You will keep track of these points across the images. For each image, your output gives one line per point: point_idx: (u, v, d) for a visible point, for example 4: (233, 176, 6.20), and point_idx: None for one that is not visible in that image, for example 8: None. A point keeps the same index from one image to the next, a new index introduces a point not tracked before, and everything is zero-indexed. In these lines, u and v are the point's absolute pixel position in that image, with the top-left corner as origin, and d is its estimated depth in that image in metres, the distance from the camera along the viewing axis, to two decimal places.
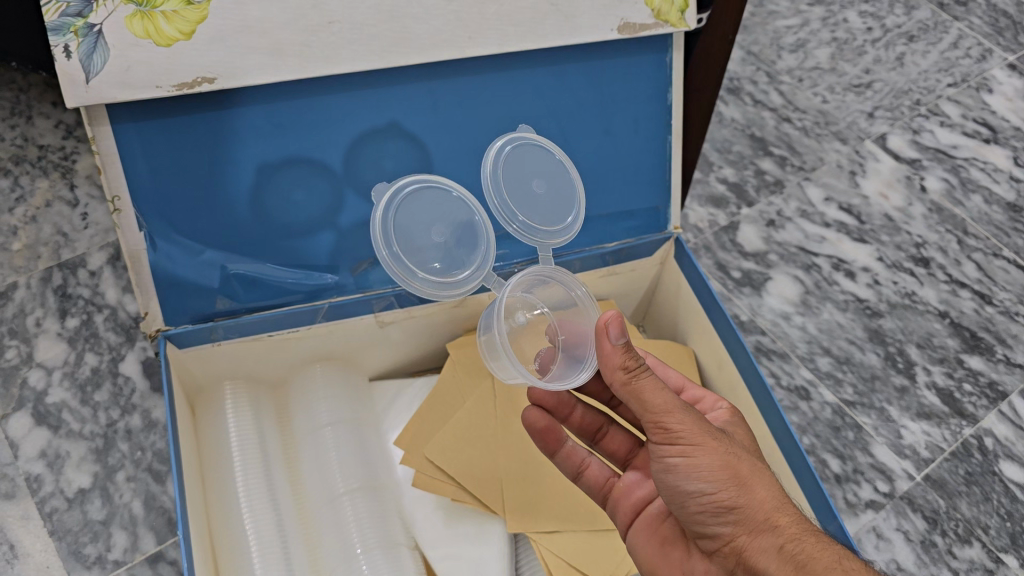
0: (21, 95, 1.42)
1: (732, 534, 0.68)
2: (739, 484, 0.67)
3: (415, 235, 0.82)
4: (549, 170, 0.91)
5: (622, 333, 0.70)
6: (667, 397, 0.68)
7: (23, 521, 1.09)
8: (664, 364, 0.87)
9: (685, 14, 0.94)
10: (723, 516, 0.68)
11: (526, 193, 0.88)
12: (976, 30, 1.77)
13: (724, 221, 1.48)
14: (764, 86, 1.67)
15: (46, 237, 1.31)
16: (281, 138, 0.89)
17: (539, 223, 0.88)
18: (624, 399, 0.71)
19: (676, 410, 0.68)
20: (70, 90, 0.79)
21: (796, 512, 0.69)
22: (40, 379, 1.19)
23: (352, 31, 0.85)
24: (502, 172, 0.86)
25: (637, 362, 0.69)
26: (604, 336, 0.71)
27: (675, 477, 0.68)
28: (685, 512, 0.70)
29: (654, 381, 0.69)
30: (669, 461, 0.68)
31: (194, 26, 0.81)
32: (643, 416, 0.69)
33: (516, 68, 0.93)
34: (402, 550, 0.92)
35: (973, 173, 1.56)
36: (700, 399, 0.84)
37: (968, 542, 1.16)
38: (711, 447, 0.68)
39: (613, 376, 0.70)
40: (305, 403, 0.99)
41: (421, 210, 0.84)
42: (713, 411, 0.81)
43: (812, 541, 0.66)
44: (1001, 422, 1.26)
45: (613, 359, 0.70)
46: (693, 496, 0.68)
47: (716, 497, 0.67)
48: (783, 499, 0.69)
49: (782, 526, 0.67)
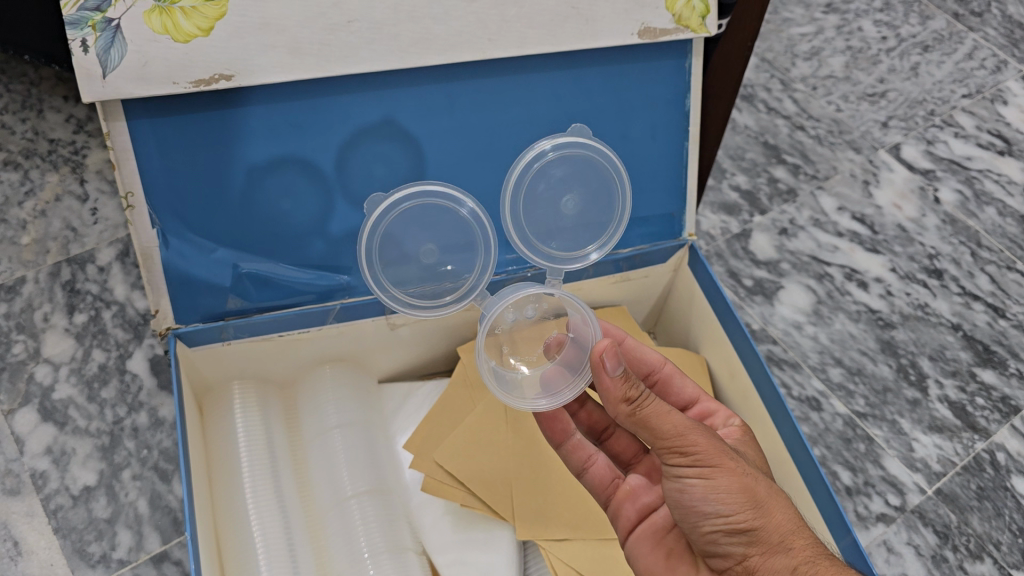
0: (32, 88, 1.41)
1: (744, 554, 0.67)
2: (755, 506, 0.67)
3: (408, 239, 0.86)
4: (580, 235, 0.92)
5: (618, 364, 0.69)
6: (679, 421, 0.68)
7: (27, 518, 1.08)
8: (682, 372, 0.85)
9: (706, 19, 0.93)
10: (737, 537, 0.67)
11: (565, 189, 0.88)
12: (991, 41, 1.76)
13: (736, 229, 1.48)
14: (778, 94, 1.66)
15: (54, 231, 1.30)
16: (296, 137, 0.88)
17: (528, 225, 0.89)
18: (631, 427, 0.70)
19: (689, 433, 0.67)
20: (86, 84, 0.79)
21: (811, 534, 0.68)
22: (47, 374, 1.19)
23: (372, 30, 0.84)
24: (581, 169, 0.88)
25: (638, 393, 0.68)
26: (601, 370, 0.69)
27: (690, 498, 0.67)
28: (696, 532, 0.69)
29: (661, 406, 0.68)
30: (685, 481, 0.67)
31: (212, 22, 0.81)
32: (656, 440, 0.68)
33: (535, 71, 0.92)
34: (409, 555, 0.91)
35: (987, 185, 1.55)
36: (712, 413, 0.83)
37: (980, 558, 1.15)
38: (728, 469, 0.67)
39: (617, 407, 0.69)
40: (314, 405, 0.98)
41: (426, 220, 0.86)
42: (723, 429, 0.80)
43: (828, 564, 0.65)
44: (1013, 437, 1.25)
45: (614, 392, 0.69)
46: (707, 517, 0.67)
47: (731, 519, 0.66)
48: (799, 521, 0.68)
49: (797, 547, 0.66)
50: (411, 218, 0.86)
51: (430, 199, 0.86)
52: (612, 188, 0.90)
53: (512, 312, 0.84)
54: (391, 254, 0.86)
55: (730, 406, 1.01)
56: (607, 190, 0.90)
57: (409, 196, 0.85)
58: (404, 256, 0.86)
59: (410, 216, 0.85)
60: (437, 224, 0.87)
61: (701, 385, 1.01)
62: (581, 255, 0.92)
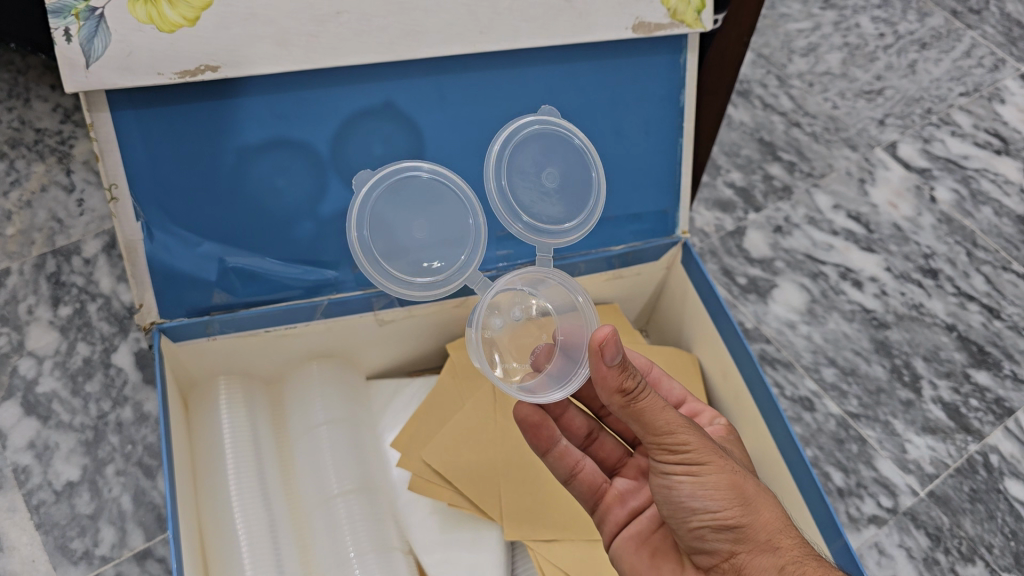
0: (19, 77, 1.39)
1: (731, 551, 0.66)
2: (743, 503, 0.66)
3: (397, 224, 0.79)
4: (579, 221, 0.86)
5: (617, 354, 0.64)
6: (672, 417, 0.66)
7: (8, 514, 1.07)
8: (668, 375, 0.86)
9: (702, 14, 0.91)
10: (724, 534, 0.66)
11: (557, 178, 0.84)
12: (989, 39, 1.75)
13: (731, 226, 1.46)
14: (774, 90, 1.65)
15: (40, 223, 1.28)
16: (284, 130, 0.87)
17: (544, 168, 0.83)
18: (623, 418, 0.67)
19: (680, 430, 0.66)
20: (68, 74, 0.77)
21: (796, 533, 0.67)
22: (31, 368, 1.17)
23: (360, 21, 0.83)
24: (572, 190, 0.85)
25: (635, 384, 0.65)
26: (596, 359, 0.64)
27: (678, 495, 0.67)
28: (683, 527, 0.68)
29: (655, 400, 0.66)
30: (673, 478, 0.67)
31: (198, 12, 0.79)
32: (645, 435, 0.67)
33: (527, 64, 0.91)
34: (395, 554, 0.90)
35: (984, 184, 1.53)
36: (699, 413, 0.84)
37: (971, 560, 1.14)
38: (717, 466, 0.66)
39: (610, 399, 0.66)
40: (302, 401, 0.97)
41: (413, 202, 0.80)
42: (709, 428, 0.81)
43: (815, 564, 0.64)
44: (1007, 439, 1.24)
45: (610, 383, 0.65)
46: (695, 513, 0.66)
47: (719, 515, 0.65)
48: (786, 520, 0.68)
49: (784, 547, 0.65)
50: (534, 142, 0.83)
51: (568, 133, 0.84)
52: (565, 220, 0.85)
53: (499, 316, 0.81)
54: (381, 244, 0.78)
55: (723, 407, 1.00)
56: (564, 210, 0.85)
57: (391, 174, 0.78)
58: (524, 185, 0.82)
59: (405, 190, 0.80)
60: (436, 203, 0.82)
61: (694, 385, 1.00)
62: (564, 237, 0.85)
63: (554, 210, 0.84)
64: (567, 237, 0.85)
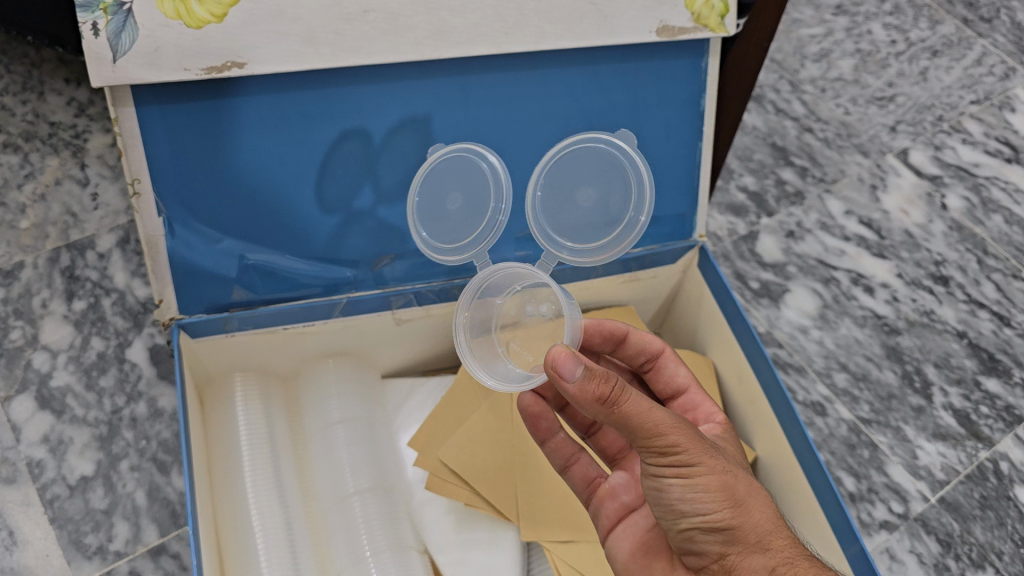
0: (33, 70, 1.38)
1: (721, 552, 0.65)
2: (734, 504, 0.64)
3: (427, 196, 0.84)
4: (640, 202, 0.84)
5: (576, 366, 0.66)
6: (660, 418, 0.64)
7: (23, 508, 1.07)
8: (677, 359, 0.85)
9: (725, 19, 0.92)
10: (715, 536, 0.65)
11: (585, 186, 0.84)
12: (1000, 48, 1.75)
13: (744, 230, 1.47)
14: (787, 95, 1.66)
15: (54, 216, 1.28)
16: (306, 129, 0.87)
17: (579, 191, 0.84)
18: (611, 421, 0.66)
19: (670, 431, 0.64)
20: (96, 69, 0.78)
21: (789, 533, 0.66)
22: (45, 362, 1.17)
23: (387, 21, 0.83)
24: (617, 179, 0.84)
25: (612, 389, 0.64)
26: (561, 374, 0.66)
27: (668, 497, 0.65)
28: (674, 528, 0.67)
29: (640, 401, 0.64)
30: (664, 480, 0.65)
31: (226, 8, 0.79)
32: (634, 436, 0.65)
33: (550, 65, 0.91)
34: (411, 553, 0.90)
35: (994, 192, 1.54)
36: (695, 408, 0.82)
37: (981, 567, 1.15)
38: (708, 467, 0.64)
39: (591, 407, 0.65)
40: (316, 398, 0.97)
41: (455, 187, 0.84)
42: (705, 425, 0.80)
43: (806, 565, 0.63)
44: (1017, 447, 1.25)
45: (587, 392, 0.65)
46: (685, 515, 0.65)
47: (709, 517, 0.64)
48: (779, 520, 0.67)
49: (775, 548, 0.64)
50: (555, 179, 0.84)
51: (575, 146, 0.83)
52: (631, 202, 0.84)
53: (532, 304, 0.84)
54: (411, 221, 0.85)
55: (738, 411, 1.00)
56: (624, 196, 0.84)
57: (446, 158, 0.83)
58: (571, 217, 0.85)
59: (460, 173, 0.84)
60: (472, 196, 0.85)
61: (709, 389, 1.00)
62: (639, 225, 0.84)
63: (611, 206, 0.85)
64: (638, 223, 0.85)
